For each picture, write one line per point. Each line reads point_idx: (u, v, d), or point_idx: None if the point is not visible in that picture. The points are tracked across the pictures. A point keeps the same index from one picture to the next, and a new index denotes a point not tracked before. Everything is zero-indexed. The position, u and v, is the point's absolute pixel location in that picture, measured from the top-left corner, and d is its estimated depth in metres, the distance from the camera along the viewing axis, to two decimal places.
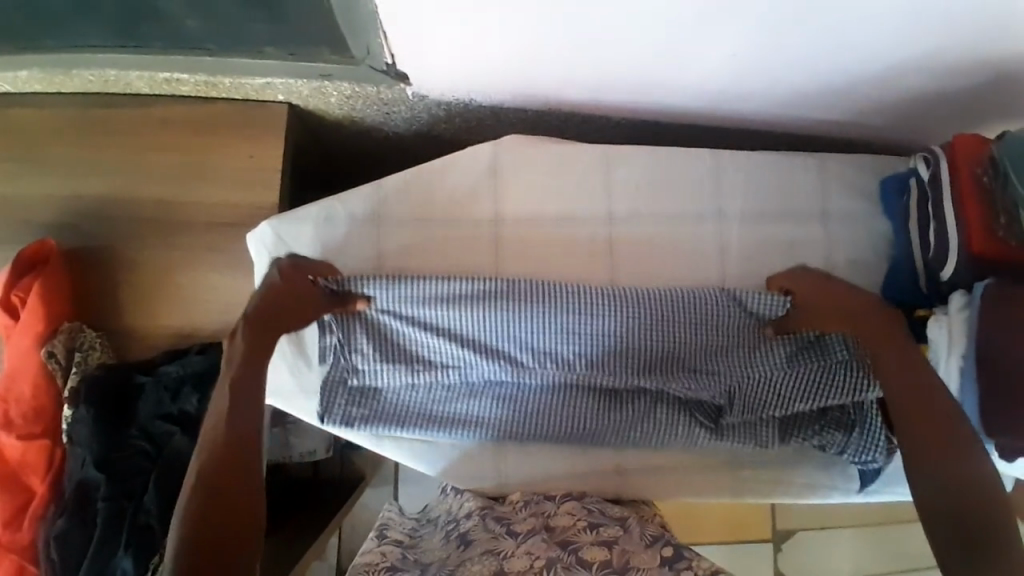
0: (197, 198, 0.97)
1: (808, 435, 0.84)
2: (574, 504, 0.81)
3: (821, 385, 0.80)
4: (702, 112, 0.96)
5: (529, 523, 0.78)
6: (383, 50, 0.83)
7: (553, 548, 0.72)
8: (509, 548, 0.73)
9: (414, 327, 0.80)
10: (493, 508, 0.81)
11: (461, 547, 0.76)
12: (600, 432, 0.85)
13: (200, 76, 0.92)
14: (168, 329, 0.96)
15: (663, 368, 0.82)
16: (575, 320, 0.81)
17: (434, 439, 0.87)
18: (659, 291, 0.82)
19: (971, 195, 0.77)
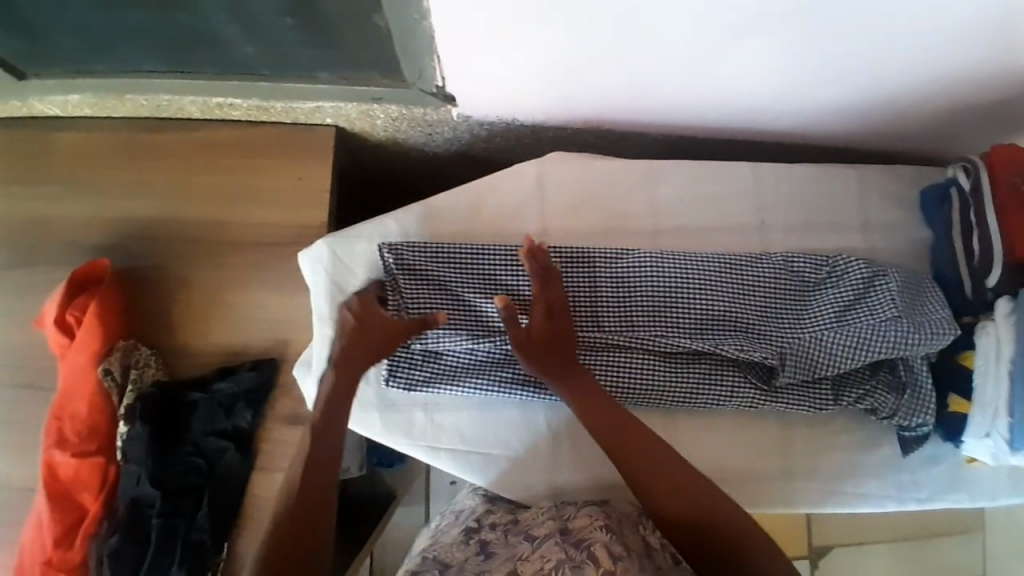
0: (246, 219, 1.00)
1: (858, 397, 0.84)
2: (593, 508, 0.79)
3: (869, 340, 0.82)
4: (738, 128, 0.98)
5: (546, 528, 0.78)
6: (434, 74, 0.86)
7: (565, 548, 0.73)
8: (525, 552, 0.75)
9: (473, 286, 0.83)
10: (518, 521, 0.81)
11: (481, 557, 0.77)
12: (657, 397, 0.84)
13: (253, 101, 0.96)
14: (217, 345, 0.97)
15: (715, 326, 0.84)
16: (637, 279, 0.84)
17: (487, 405, 0.85)
18: (714, 255, 0.86)
19: (1012, 207, 0.80)
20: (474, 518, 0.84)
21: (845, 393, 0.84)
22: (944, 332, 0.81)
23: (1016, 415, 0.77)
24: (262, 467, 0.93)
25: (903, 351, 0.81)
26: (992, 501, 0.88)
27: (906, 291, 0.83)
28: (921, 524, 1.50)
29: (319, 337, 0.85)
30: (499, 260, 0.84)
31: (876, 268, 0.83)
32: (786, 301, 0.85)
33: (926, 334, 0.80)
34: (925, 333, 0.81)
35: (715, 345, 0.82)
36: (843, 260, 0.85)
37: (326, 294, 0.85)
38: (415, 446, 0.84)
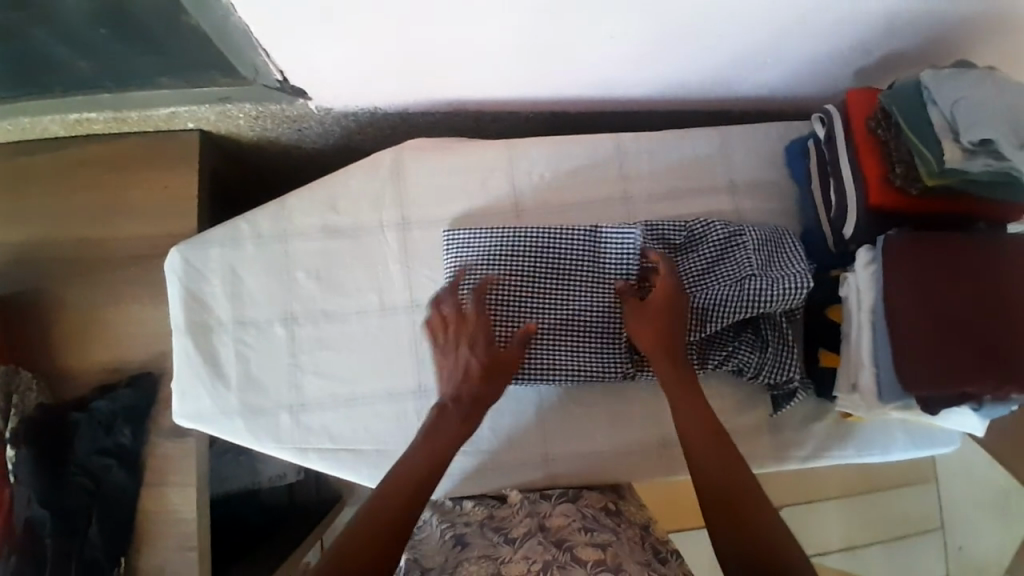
0: (119, 234, 0.99)
1: (725, 360, 0.83)
2: (568, 506, 0.81)
3: (732, 302, 0.79)
4: (608, 96, 0.95)
5: (524, 527, 0.77)
6: (269, 68, 0.84)
7: (549, 550, 0.71)
8: (507, 555, 0.71)
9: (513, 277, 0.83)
10: (492, 518, 0.80)
11: (458, 549, 0.75)
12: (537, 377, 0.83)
13: (106, 113, 0.94)
14: (100, 364, 0.96)
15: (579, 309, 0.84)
16: (512, 258, 0.83)
17: (352, 405, 0.84)
18: (574, 229, 0.84)
19: (865, 151, 0.77)
20: (449, 520, 0.81)
21: (712, 356, 0.83)
22: (800, 286, 0.78)
23: (881, 367, 0.75)
24: (153, 481, 0.93)
25: (759, 309, 0.78)
26: (880, 454, 0.88)
27: (763, 249, 0.80)
28: (870, 478, 1.47)
29: (178, 356, 0.83)
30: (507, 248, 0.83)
31: (732, 227, 0.82)
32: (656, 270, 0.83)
33: (782, 291, 0.77)
34: (781, 290, 0.77)
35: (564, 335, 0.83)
36: (703, 222, 0.83)
37: (183, 305, 0.84)
38: (281, 448, 0.83)
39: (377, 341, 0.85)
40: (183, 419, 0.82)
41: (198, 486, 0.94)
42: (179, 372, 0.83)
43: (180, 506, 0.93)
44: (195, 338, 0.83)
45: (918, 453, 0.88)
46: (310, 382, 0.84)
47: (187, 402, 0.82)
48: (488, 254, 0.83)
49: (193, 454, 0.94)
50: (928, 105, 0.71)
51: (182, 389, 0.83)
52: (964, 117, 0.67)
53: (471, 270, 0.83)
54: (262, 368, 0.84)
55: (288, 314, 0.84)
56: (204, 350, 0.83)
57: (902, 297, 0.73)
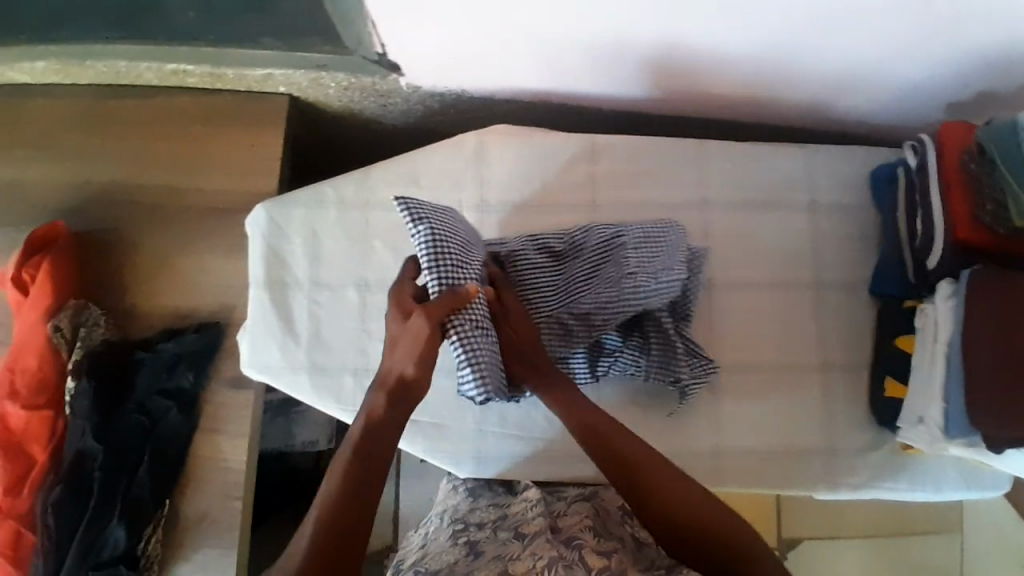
0: (200, 184, 1.01)
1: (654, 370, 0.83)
2: (583, 506, 0.80)
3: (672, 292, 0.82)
4: (693, 104, 0.96)
5: (536, 524, 0.75)
6: (372, 40, 0.86)
7: (556, 548, 0.69)
8: (516, 552, 0.70)
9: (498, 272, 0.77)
10: (505, 517, 0.78)
11: (471, 557, 0.72)
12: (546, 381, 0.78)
13: (204, 67, 0.96)
14: (168, 310, 0.99)
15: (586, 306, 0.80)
16: (466, 249, 0.70)
17: None
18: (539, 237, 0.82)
19: (955, 185, 0.77)
20: (461, 521, 0.80)
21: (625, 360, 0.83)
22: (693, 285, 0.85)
23: (951, 401, 0.74)
24: (205, 428, 0.95)
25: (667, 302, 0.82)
26: (932, 490, 0.87)
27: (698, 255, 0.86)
28: (897, 518, 1.46)
29: (253, 310, 0.85)
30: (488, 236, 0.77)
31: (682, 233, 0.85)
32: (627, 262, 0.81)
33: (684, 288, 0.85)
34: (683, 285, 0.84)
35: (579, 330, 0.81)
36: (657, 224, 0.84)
37: (262, 259, 0.86)
38: (341, 410, 0.83)
39: None
40: (252, 369, 0.84)
41: (249, 439, 0.95)
42: (252, 328, 0.84)
43: (229, 457, 0.95)
44: (271, 293, 0.85)
45: (969, 495, 0.88)
46: (376, 349, 0.85)
47: (253, 355, 0.84)
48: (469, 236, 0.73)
49: (248, 407, 0.95)
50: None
51: (252, 341, 0.84)
52: None
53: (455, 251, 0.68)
54: (331, 330, 0.85)
55: (362, 281, 0.86)
56: (278, 305, 0.85)
57: (980, 332, 0.73)
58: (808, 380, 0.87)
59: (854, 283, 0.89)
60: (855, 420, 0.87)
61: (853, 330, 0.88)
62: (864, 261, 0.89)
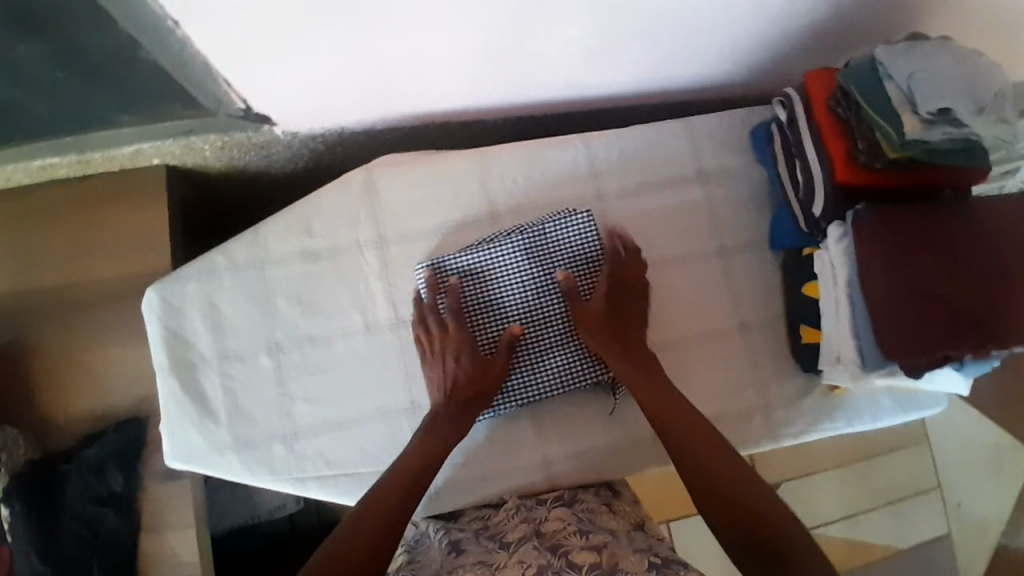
0: (93, 275, 0.97)
1: (535, 395, 0.85)
2: (565, 511, 0.80)
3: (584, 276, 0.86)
4: (574, 96, 0.96)
5: (520, 532, 0.76)
6: (231, 98, 0.83)
7: (543, 554, 0.69)
8: (502, 560, 0.70)
9: (484, 297, 0.84)
10: (487, 527, 0.79)
11: (453, 555, 0.74)
12: (539, 390, 0.85)
13: (70, 156, 0.92)
14: (87, 411, 0.95)
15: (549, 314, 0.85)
16: (478, 292, 0.84)
17: (334, 430, 0.83)
18: (476, 254, 0.84)
19: (827, 130, 0.79)
20: (445, 527, 0.81)
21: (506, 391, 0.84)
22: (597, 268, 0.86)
23: (862, 337, 0.76)
24: (149, 526, 0.92)
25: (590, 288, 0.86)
26: (868, 422, 0.89)
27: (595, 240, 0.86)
28: (866, 443, 1.49)
29: (165, 399, 0.82)
30: (475, 269, 0.84)
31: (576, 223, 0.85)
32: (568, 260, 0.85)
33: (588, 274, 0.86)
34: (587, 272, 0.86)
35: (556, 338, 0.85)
36: (563, 215, 0.85)
37: (163, 344, 0.82)
38: (279, 480, 0.81)
39: (365, 360, 0.85)
40: (175, 461, 0.81)
41: (195, 527, 0.92)
42: (169, 416, 0.81)
43: (180, 549, 0.91)
44: (180, 376, 0.82)
45: (907, 417, 0.90)
46: (300, 410, 0.83)
47: (172, 444, 0.81)
48: (470, 272, 0.84)
49: (189, 493, 0.93)
50: (884, 82, 0.73)
51: (171, 430, 0.81)
52: (921, 89, 0.70)
53: (465, 293, 0.84)
54: (252, 402, 0.82)
55: (273, 343, 0.84)
56: (189, 387, 0.82)
57: (874, 266, 0.75)
58: (730, 346, 0.88)
59: (757, 242, 0.90)
60: (782, 374, 0.88)
61: (763, 288, 0.90)
62: (762, 219, 0.91)
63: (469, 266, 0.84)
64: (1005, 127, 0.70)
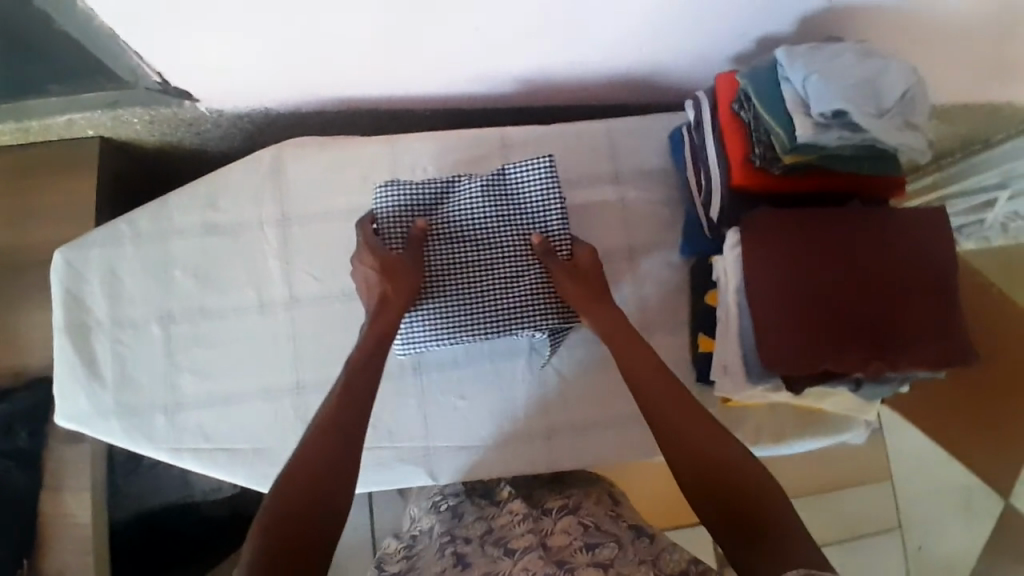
0: (21, 241, 1.00)
1: (474, 333, 0.82)
2: (570, 521, 0.71)
3: (542, 227, 0.84)
4: (498, 86, 0.95)
5: (526, 540, 0.68)
6: (146, 72, 0.86)
7: (549, 565, 0.62)
8: (505, 568, 0.63)
9: (439, 225, 0.82)
10: (492, 531, 0.72)
11: (458, 568, 0.66)
12: (476, 325, 0.82)
13: (8, 123, 0.95)
14: (2, 370, 0.97)
15: (500, 253, 0.82)
16: (430, 219, 0.82)
17: (219, 404, 0.83)
18: (434, 185, 0.83)
19: (727, 131, 0.76)
20: (449, 532, 0.74)
21: (419, 312, 0.81)
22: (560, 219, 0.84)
23: (745, 348, 0.73)
24: (50, 486, 0.94)
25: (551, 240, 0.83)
26: (770, 442, 0.84)
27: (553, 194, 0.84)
28: (858, 466, 1.31)
29: (56, 360, 0.83)
30: (433, 198, 0.83)
31: (541, 172, 0.84)
32: (532, 210, 0.84)
33: (548, 224, 0.83)
34: (546, 223, 0.83)
35: (509, 276, 0.82)
36: (528, 163, 0.84)
37: (62, 306, 0.84)
38: (158, 449, 0.82)
39: (257, 337, 0.85)
40: (61, 421, 0.82)
41: (92, 491, 0.94)
42: (57, 379, 0.82)
43: (77, 511, 0.93)
44: (72, 339, 0.83)
45: (808, 442, 0.84)
46: (186, 380, 0.83)
47: (57, 405, 0.82)
48: (429, 199, 0.83)
49: (90, 457, 0.95)
50: (783, 83, 0.71)
51: (59, 391, 0.82)
52: (815, 88, 0.67)
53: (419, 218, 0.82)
54: (139, 369, 0.83)
55: (166, 313, 0.85)
56: (80, 350, 0.83)
57: (763, 274, 0.71)
58: None
59: (668, 246, 0.87)
60: (683, 383, 0.84)
61: (672, 294, 0.86)
62: (675, 223, 0.88)
63: (429, 193, 0.83)
64: (913, 134, 0.67)
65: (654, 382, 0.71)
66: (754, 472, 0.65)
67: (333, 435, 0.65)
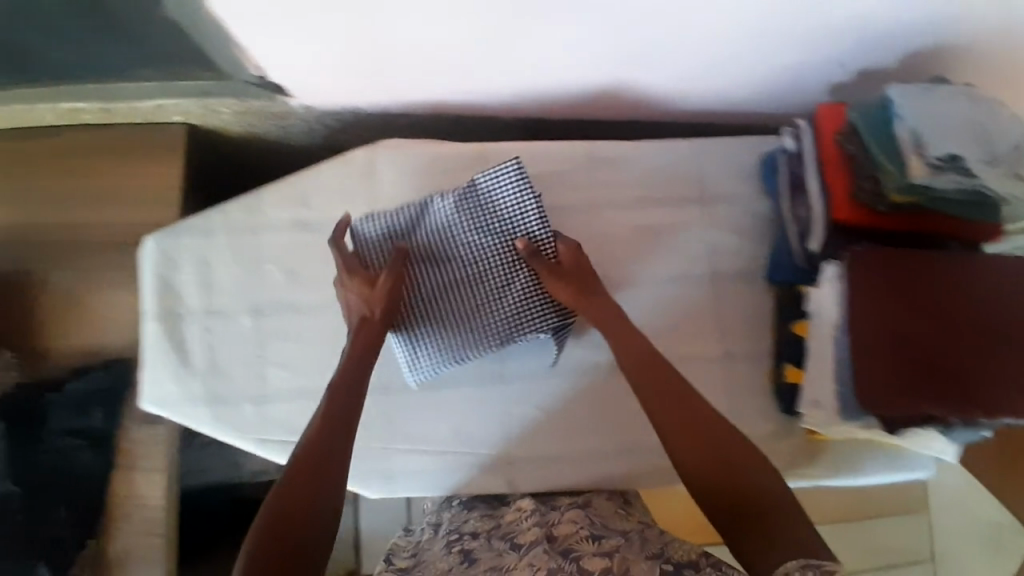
0: (100, 222, 1.00)
1: (477, 347, 0.84)
2: (578, 514, 0.75)
3: (517, 231, 0.82)
4: (587, 100, 0.95)
5: (532, 534, 0.71)
6: (247, 63, 0.86)
7: (554, 558, 0.65)
8: (511, 563, 0.66)
9: (417, 249, 0.83)
10: (498, 527, 0.75)
11: (465, 564, 0.68)
12: (477, 342, 0.84)
13: (95, 103, 0.95)
14: (78, 349, 0.98)
15: (489, 270, 0.83)
16: (411, 242, 0.83)
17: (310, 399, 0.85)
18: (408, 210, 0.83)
19: (832, 165, 0.76)
20: (455, 527, 0.77)
21: (421, 334, 0.84)
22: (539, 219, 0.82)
23: (840, 385, 0.74)
24: (124, 465, 0.95)
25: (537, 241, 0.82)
26: (850, 475, 0.86)
27: (524, 196, 0.82)
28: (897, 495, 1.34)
29: (148, 345, 0.85)
30: (405, 223, 0.83)
31: (509, 176, 0.82)
32: (513, 221, 0.83)
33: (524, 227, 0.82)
34: (523, 225, 0.82)
35: (496, 291, 0.83)
36: (493, 169, 0.82)
37: (154, 291, 0.85)
38: (244, 439, 0.84)
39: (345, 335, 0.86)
40: (149, 405, 0.84)
41: (165, 472, 0.96)
42: (149, 365, 0.84)
43: (148, 492, 0.95)
44: (164, 327, 0.85)
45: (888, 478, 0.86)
46: (274, 374, 0.85)
47: (147, 389, 0.84)
48: (403, 225, 0.83)
49: (164, 440, 0.96)
50: (895, 122, 0.71)
51: (150, 376, 0.84)
52: (932, 133, 0.68)
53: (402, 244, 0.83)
54: (227, 360, 0.85)
55: (256, 306, 0.86)
56: (171, 337, 0.85)
57: (862, 312, 0.72)
58: (712, 373, 0.85)
59: (754, 272, 0.88)
60: (763, 410, 0.85)
61: (756, 320, 0.87)
62: (761, 249, 0.89)
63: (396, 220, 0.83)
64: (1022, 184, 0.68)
65: (662, 388, 0.70)
66: (764, 476, 0.64)
67: (331, 424, 0.65)
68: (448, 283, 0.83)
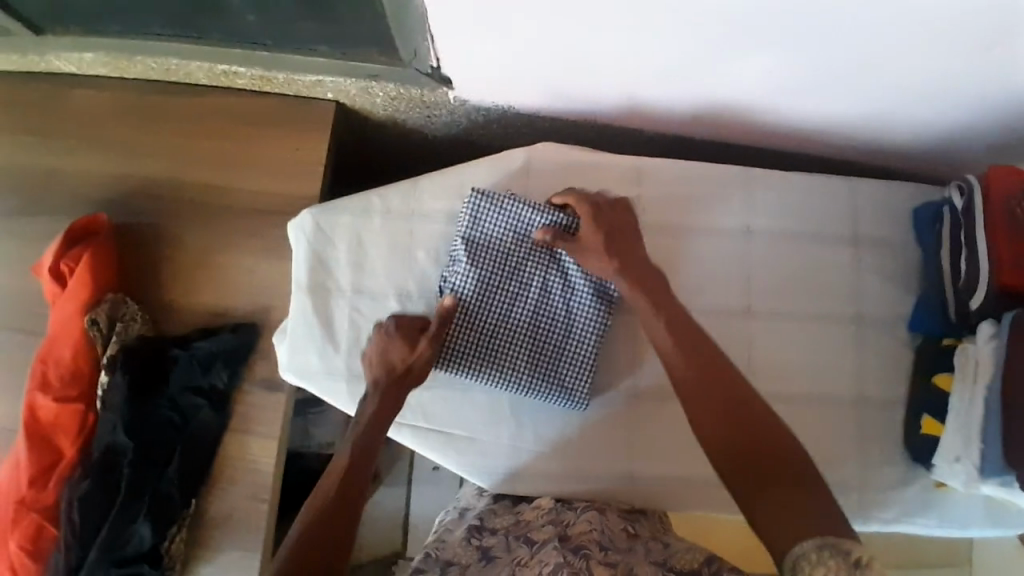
0: (239, 186, 1.01)
1: (592, 358, 0.85)
2: (593, 517, 0.80)
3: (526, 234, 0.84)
4: (739, 130, 0.97)
5: (547, 533, 0.77)
6: (428, 54, 0.86)
7: (564, 554, 0.70)
8: (523, 557, 0.72)
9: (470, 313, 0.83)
10: (518, 526, 0.80)
11: (482, 563, 0.74)
12: (592, 359, 0.85)
13: (255, 70, 0.96)
14: (204, 307, 0.99)
15: (545, 296, 0.84)
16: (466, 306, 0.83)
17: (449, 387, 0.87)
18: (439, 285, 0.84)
19: (1001, 229, 0.77)
20: (481, 517, 0.82)
21: (535, 366, 0.84)
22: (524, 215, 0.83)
23: (988, 445, 0.75)
24: (237, 428, 0.95)
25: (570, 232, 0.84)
26: (964, 528, 0.88)
27: (506, 206, 0.83)
28: None
29: (296, 314, 0.86)
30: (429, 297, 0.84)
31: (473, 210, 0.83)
32: (493, 255, 0.83)
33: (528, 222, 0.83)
34: (525, 222, 0.83)
35: (562, 306, 0.85)
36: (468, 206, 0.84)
37: (307, 263, 0.87)
38: None
39: None
40: (289, 372, 0.85)
41: (278, 440, 0.96)
42: (295, 333, 0.85)
43: (258, 458, 0.95)
44: (313, 298, 0.86)
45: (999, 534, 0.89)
46: None
47: (289, 357, 0.85)
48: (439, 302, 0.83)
49: (282, 409, 0.96)
50: None
51: (294, 345, 0.85)
52: None
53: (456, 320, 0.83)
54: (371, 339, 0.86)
55: (404, 290, 0.86)
56: (319, 309, 0.86)
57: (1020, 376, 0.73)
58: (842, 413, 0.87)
59: (894, 320, 0.90)
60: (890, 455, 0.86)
61: (891, 367, 0.89)
62: (903, 299, 0.90)
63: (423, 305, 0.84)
64: None
65: (702, 389, 0.72)
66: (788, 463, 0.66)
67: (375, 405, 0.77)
68: (538, 310, 0.84)
